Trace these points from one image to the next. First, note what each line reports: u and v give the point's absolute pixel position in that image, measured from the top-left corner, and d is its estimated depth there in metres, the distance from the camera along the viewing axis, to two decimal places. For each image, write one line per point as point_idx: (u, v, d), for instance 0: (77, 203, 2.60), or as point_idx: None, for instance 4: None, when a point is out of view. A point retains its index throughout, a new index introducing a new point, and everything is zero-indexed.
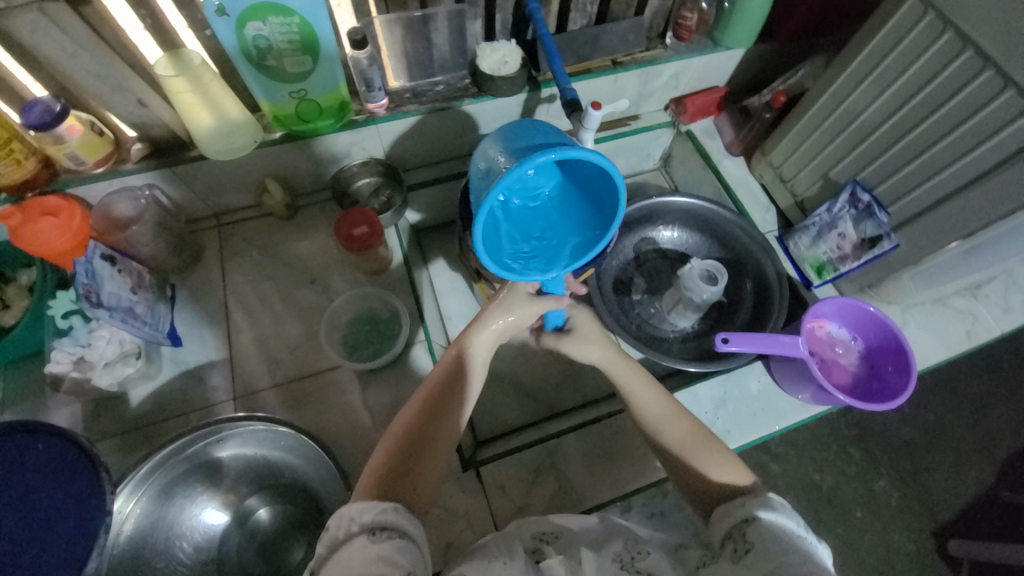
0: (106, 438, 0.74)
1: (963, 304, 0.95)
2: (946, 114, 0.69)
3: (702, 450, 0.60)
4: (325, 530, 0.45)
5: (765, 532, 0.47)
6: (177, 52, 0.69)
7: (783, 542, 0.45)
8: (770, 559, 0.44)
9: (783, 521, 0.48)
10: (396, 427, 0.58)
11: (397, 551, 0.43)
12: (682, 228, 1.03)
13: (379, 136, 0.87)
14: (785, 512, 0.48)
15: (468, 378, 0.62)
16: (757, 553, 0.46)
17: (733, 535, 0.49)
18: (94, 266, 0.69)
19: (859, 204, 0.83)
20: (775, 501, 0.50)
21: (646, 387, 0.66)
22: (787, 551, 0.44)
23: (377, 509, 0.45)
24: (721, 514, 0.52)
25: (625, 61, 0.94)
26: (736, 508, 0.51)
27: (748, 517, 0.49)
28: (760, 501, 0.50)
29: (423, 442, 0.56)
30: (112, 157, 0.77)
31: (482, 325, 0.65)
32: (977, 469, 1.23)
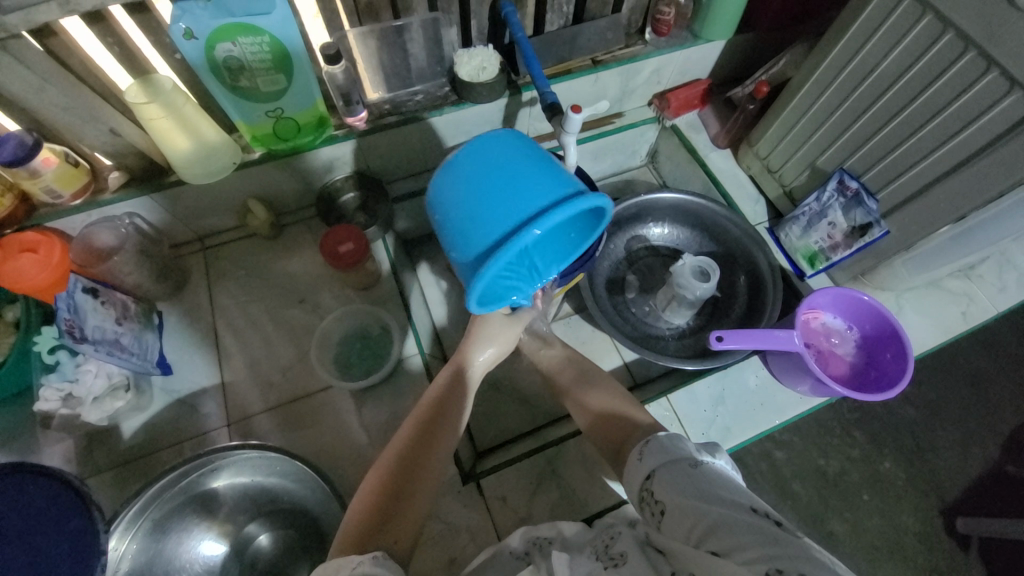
0: (100, 473, 0.73)
1: (958, 285, 0.95)
2: (929, 99, 0.68)
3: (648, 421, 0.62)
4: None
5: (669, 481, 0.47)
6: (147, 78, 0.67)
7: (689, 481, 0.46)
8: (682, 515, 0.44)
9: (680, 457, 0.49)
10: (384, 458, 0.58)
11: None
12: (672, 224, 1.02)
13: (359, 150, 0.86)
14: (671, 446, 0.51)
15: (463, 396, 0.65)
16: (670, 510, 0.45)
17: (646, 499, 0.49)
18: (77, 300, 0.68)
19: (847, 192, 0.82)
20: (665, 440, 0.52)
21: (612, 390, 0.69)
22: (693, 494, 0.44)
23: (350, 564, 0.43)
24: (630, 478, 0.53)
25: (605, 59, 0.93)
26: (637, 470, 0.52)
27: (651, 470, 0.50)
28: (649, 450, 0.52)
29: (417, 467, 0.57)
30: (88, 188, 0.76)
31: (470, 353, 0.69)
32: (981, 446, 1.23)
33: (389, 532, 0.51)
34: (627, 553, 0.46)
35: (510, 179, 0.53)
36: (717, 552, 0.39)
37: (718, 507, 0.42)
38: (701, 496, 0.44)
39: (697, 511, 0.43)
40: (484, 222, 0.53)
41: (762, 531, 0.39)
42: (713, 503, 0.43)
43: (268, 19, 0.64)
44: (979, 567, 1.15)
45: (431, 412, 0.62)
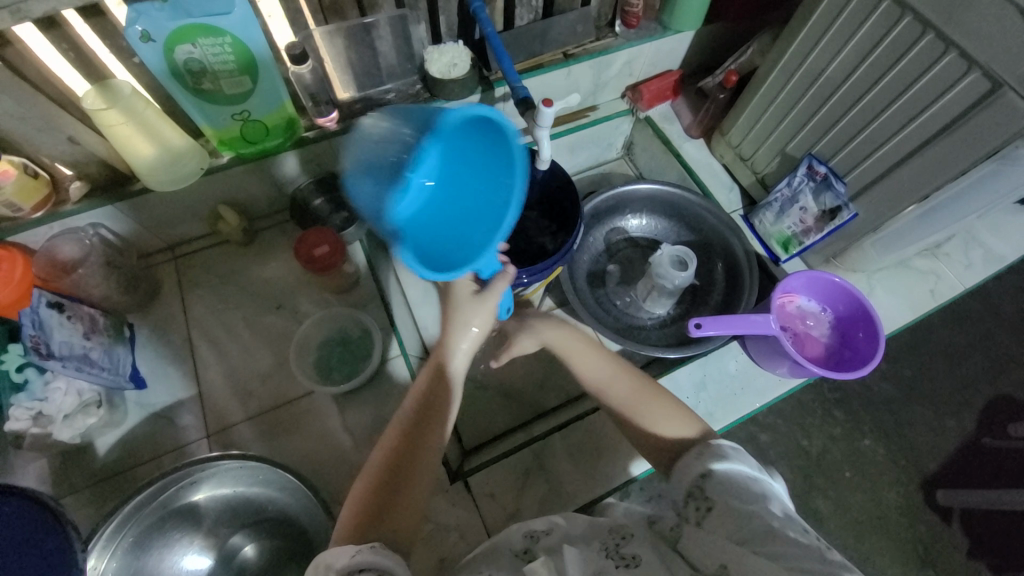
0: (76, 492, 0.71)
1: (926, 263, 0.98)
2: (891, 82, 0.70)
3: (675, 422, 0.59)
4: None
5: (727, 488, 0.48)
6: (105, 83, 0.65)
7: (742, 491, 0.47)
8: (738, 520, 0.45)
9: (739, 466, 0.49)
10: (371, 466, 0.56)
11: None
12: (649, 215, 1.03)
13: (332, 151, 0.85)
14: (736, 457, 0.50)
15: (451, 386, 0.62)
16: (723, 514, 0.46)
17: (694, 494, 0.49)
18: (41, 316, 0.67)
19: (817, 176, 0.84)
20: (729, 448, 0.51)
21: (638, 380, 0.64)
22: (745, 505, 0.46)
23: (352, 551, 0.43)
24: (677, 474, 0.52)
25: (576, 53, 0.93)
26: (694, 465, 0.51)
27: (704, 471, 0.50)
28: (711, 453, 0.51)
29: (401, 469, 0.55)
30: (50, 200, 0.73)
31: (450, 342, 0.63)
32: (955, 419, 1.28)
33: (387, 521, 0.51)
34: (641, 555, 0.48)
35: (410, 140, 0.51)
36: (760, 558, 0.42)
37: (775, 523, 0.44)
38: (756, 507, 0.45)
39: (754, 522, 0.44)
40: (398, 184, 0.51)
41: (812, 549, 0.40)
42: (768, 518, 0.44)
43: (228, 19, 0.63)
44: (958, 536, 1.19)
45: (418, 412, 0.59)
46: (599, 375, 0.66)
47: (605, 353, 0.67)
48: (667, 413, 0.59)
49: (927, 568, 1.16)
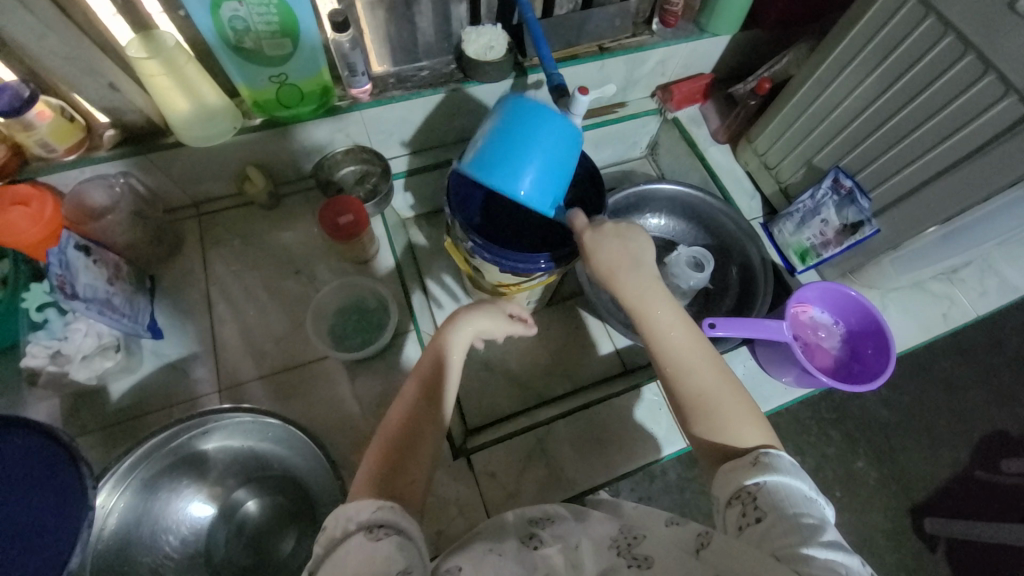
0: (87, 432, 0.73)
1: (941, 288, 0.98)
2: (925, 101, 0.70)
3: (746, 427, 0.53)
4: (321, 532, 0.45)
5: (776, 501, 0.46)
6: (148, 32, 0.65)
7: (792, 508, 0.45)
8: (785, 533, 0.44)
9: (794, 482, 0.48)
10: (388, 424, 0.56)
11: (395, 548, 0.42)
12: (669, 215, 1.03)
13: (362, 123, 0.85)
14: (795, 473, 0.48)
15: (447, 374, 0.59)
16: (769, 525, 0.45)
17: (741, 499, 0.49)
18: (68, 257, 0.67)
19: (842, 190, 0.84)
20: (787, 462, 0.49)
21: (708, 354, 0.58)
22: (788, 521, 0.44)
23: (372, 508, 0.45)
24: (723, 478, 0.51)
25: (612, 47, 0.93)
26: (744, 471, 0.50)
27: (752, 483, 0.49)
28: (765, 462, 0.49)
29: (413, 441, 0.54)
30: (83, 144, 0.74)
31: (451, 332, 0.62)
32: (950, 449, 1.28)
33: (395, 488, 0.50)
34: (653, 557, 0.47)
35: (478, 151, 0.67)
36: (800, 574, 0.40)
37: (823, 545, 0.42)
38: (805, 524, 0.44)
39: (801, 539, 0.43)
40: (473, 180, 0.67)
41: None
42: (813, 538, 0.43)
43: None
44: (942, 564, 1.20)
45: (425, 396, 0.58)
46: (689, 355, 0.57)
47: (697, 336, 0.58)
48: (739, 416, 0.54)
49: None
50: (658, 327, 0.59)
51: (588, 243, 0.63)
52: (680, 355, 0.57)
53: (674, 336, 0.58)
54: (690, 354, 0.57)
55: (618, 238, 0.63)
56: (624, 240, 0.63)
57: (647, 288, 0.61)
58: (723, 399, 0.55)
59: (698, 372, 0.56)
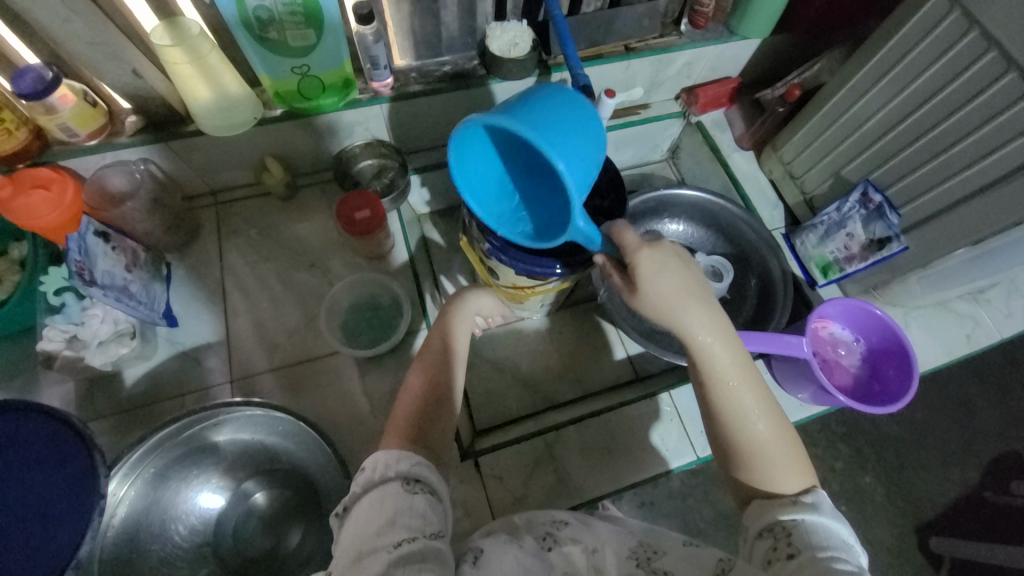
0: (100, 417, 0.73)
1: (966, 307, 0.95)
2: (964, 117, 0.67)
3: (791, 476, 0.52)
4: (360, 472, 0.49)
5: (811, 540, 0.46)
6: (173, 19, 0.65)
7: (828, 550, 0.45)
8: (817, 573, 0.43)
9: (829, 523, 0.48)
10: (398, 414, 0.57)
11: (428, 507, 0.46)
12: (688, 221, 1.01)
13: (382, 117, 0.84)
14: (835, 516, 0.48)
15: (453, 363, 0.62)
16: (803, 564, 0.45)
17: (773, 533, 0.48)
18: (87, 243, 0.68)
19: (870, 204, 0.82)
20: (825, 504, 0.49)
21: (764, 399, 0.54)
22: (823, 561, 0.44)
23: (412, 460, 0.49)
24: (756, 511, 0.51)
25: (639, 47, 0.91)
26: (782, 508, 0.49)
27: (787, 521, 0.48)
28: (806, 503, 0.49)
29: (437, 405, 0.58)
30: (105, 130, 0.73)
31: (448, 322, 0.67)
32: (961, 468, 1.25)
33: (428, 435, 0.55)
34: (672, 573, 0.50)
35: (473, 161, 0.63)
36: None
37: None
38: (841, 569, 0.44)
39: None
40: (477, 197, 0.65)
41: None
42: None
43: None
44: None
45: (432, 388, 0.59)
46: (745, 401, 0.54)
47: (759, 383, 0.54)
48: (787, 465, 0.52)
49: None
50: (718, 368, 0.55)
51: (645, 268, 0.56)
52: (738, 400, 0.54)
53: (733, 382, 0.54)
54: (749, 399, 0.54)
55: (681, 265, 0.57)
56: (685, 266, 0.57)
57: (710, 324, 0.55)
58: (776, 447, 0.53)
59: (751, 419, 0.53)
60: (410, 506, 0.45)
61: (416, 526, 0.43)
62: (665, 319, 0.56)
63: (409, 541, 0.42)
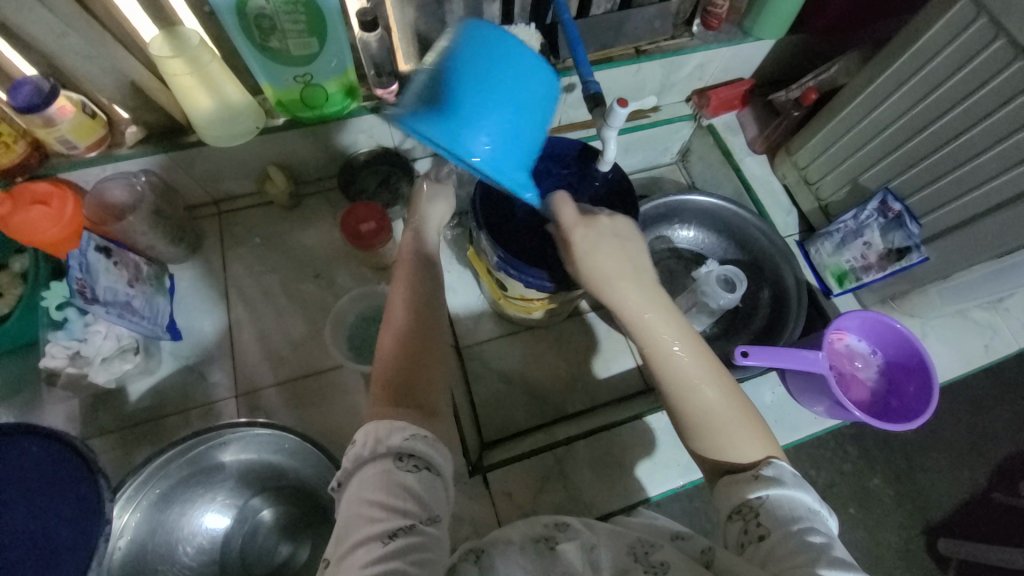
0: (104, 434, 0.72)
1: (983, 316, 0.93)
2: (990, 127, 0.65)
3: (747, 442, 0.51)
4: (350, 446, 0.46)
5: (782, 517, 0.45)
6: (172, 29, 0.63)
7: (801, 524, 0.44)
8: (793, 556, 0.43)
9: (798, 495, 0.47)
10: (378, 374, 0.52)
11: (423, 487, 0.44)
12: (699, 228, 0.99)
13: (387, 124, 0.82)
14: (798, 484, 0.47)
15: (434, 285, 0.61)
16: (776, 544, 0.44)
17: (743, 514, 0.47)
18: (88, 259, 0.66)
19: (889, 214, 0.80)
20: (787, 470, 0.48)
21: (712, 365, 0.53)
22: (796, 540, 0.44)
23: (405, 433, 0.45)
24: (724, 490, 0.49)
25: (650, 50, 0.88)
26: (747, 484, 0.48)
27: (751, 496, 0.47)
28: (768, 477, 0.48)
29: (420, 357, 0.54)
30: (105, 141, 0.72)
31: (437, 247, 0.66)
32: (972, 472, 1.23)
33: (414, 396, 0.50)
34: (669, 565, 0.48)
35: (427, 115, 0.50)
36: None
37: (834, 566, 0.41)
38: (812, 544, 0.43)
39: (810, 562, 0.42)
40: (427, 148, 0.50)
41: None
42: (822, 558, 0.42)
43: None
44: None
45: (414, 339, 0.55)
46: (691, 370, 0.53)
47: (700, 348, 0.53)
48: (745, 432, 0.51)
49: None
50: (658, 339, 0.54)
51: (579, 243, 0.58)
52: (681, 372, 0.53)
53: (675, 351, 0.53)
54: (695, 368, 0.53)
55: (616, 241, 0.58)
56: (621, 242, 0.59)
57: (645, 298, 0.56)
58: (730, 420, 0.51)
59: (696, 383, 0.52)
60: (400, 483, 0.43)
61: (412, 512, 0.42)
62: (601, 294, 0.57)
63: (406, 530, 0.41)
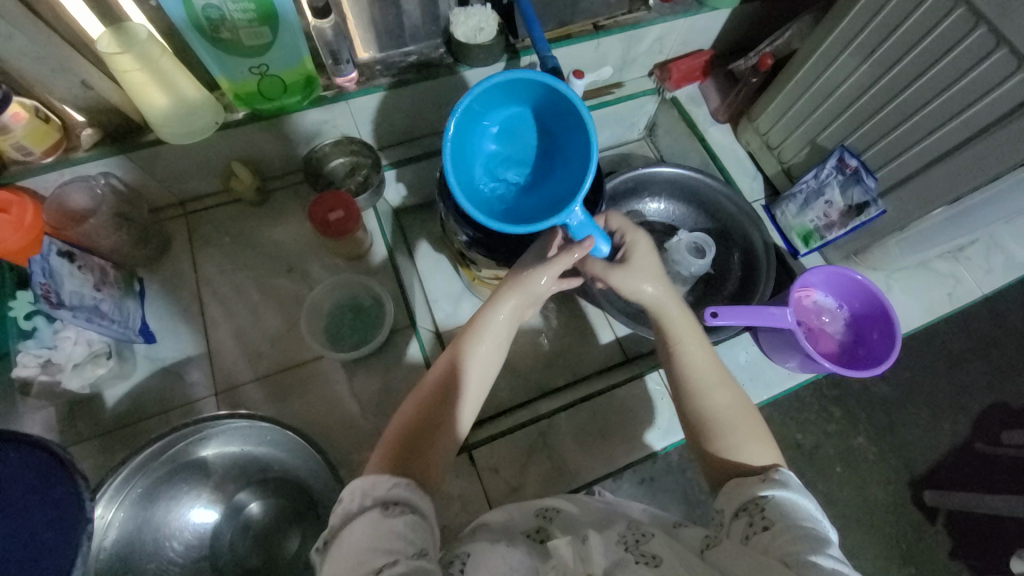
0: (83, 441, 0.72)
1: (945, 267, 0.96)
2: (935, 77, 0.67)
3: (755, 449, 0.55)
4: (336, 502, 0.46)
5: (781, 513, 0.46)
6: (120, 26, 0.62)
7: (800, 519, 0.45)
8: (792, 541, 0.43)
9: (799, 499, 0.47)
10: (402, 414, 0.55)
11: (408, 527, 0.44)
12: (668, 199, 1.00)
13: (349, 113, 0.82)
14: (803, 492, 0.48)
15: (462, 391, 0.56)
16: (777, 533, 0.44)
17: (749, 510, 0.48)
18: (51, 264, 0.65)
19: (846, 170, 0.81)
20: (792, 481, 0.49)
21: (723, 376, 0.59)
22: (796, 528, 0.44)
23: (388, 483, 0.47)
24: (731, 491, 0.51)
25: (607, 25, 0.88)
26: (756, 485, 0.50)
27: (756, 496, 0.49)
28: (775, 479, 0.49)
29: (423, 440, 0.52)
30: (60, 146, 0.71)
31: (499, 302, 0.61)
32: (953, 423, 1.27)
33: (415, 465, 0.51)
34: (660, 556, 0.48)
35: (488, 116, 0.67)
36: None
37: (831, 555, 0.41)
38: (813, 535, 0.43)
39: (810, 548, 0.42)
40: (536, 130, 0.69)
41: None
42: (822, 548, 0.42)
43: None
44: (942, 535, 1.20)
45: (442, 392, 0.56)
46: (706, 377, 0.59)
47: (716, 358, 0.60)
48: (753, 438, 0.55)
49: (908, 564, 1.17)
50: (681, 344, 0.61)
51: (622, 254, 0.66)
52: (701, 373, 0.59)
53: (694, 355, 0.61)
54: (711, 376, 0.59)
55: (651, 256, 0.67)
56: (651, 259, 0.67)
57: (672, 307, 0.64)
58: (737, 421, 0.56)
59: (709, 389, 0.58)
60: (390, 529, 0.43)
61: (397, 548, 0.41)
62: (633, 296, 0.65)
63: (390, 567, 0.40)
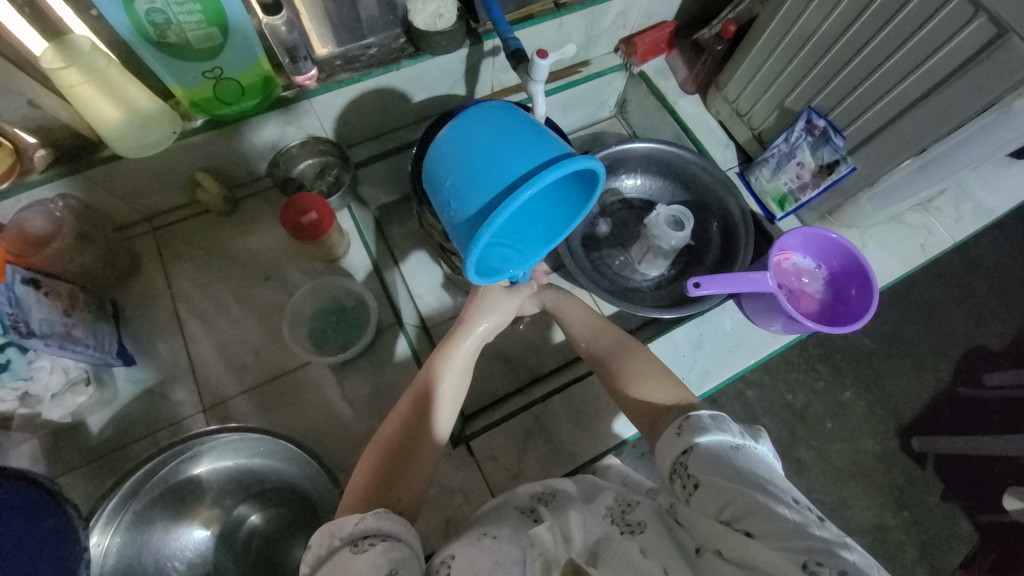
0: (71, 470, 0.70)
1: (917, 219, 0.98)
2: (893, 32, 0.68)
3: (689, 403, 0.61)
4: (307, 550, 0.46)
5: (706, 462, 0.50)
6: (62, 39, 0.59)
7: (728, 469, 0.49)
8: (718, 495, 0.48)
9: (716, 439, 0.52)
10: (383, 429, 0.58)
11: (383, 553, 0.44)
12: (644, 173, 0.99)
13: (313, 112, 0.80)
14: (719, 431, 0.53)
15: (433, 419, 0.59)
16: (704, 487, 0.49)
17: (678, 472, 0.53)
18: (17, 293, 0.62)
19: (815, 131, 0.82)
20: (704, 422, 0.54)
21: (651, 360, 0.68)
22: (729, 475, 0.49)
23: (356, 520, 0.47)
24: (665, 448, 0.55)
25: (569, 2, 0.87)
26: (673, 443, 0.55)
27: (688, 447, 0.53)
28: (687, 433, 0.54)
29: (405, 452, 0.56)
30: (14, 170, 0.67)
31: (465, 330, 0.66)
32: (937, 370, 1.31)
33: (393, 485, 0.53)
34: (645, 522, 0.51)
35: (507, 137, 0.52)
36: (751, 534, 0.44)
37: (760, 503, 0.46)
38: (734, 484, 0.48)
39: (734, 497, 0.47)
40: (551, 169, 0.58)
41: (794, 529, 0.43)
42: (751, 493, 0.47)
43: None
44: (933, 479, 1.25)
45: (420, 403, 0.60)
46: (643, 368, 0.67)
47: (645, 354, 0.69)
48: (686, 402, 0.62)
49: (901, 509, 1.22)
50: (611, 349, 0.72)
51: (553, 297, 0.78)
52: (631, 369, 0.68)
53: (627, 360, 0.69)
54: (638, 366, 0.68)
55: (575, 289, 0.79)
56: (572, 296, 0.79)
57: (591, 321, 0.76)
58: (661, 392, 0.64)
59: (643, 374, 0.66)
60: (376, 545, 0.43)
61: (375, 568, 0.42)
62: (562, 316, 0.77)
63: None
